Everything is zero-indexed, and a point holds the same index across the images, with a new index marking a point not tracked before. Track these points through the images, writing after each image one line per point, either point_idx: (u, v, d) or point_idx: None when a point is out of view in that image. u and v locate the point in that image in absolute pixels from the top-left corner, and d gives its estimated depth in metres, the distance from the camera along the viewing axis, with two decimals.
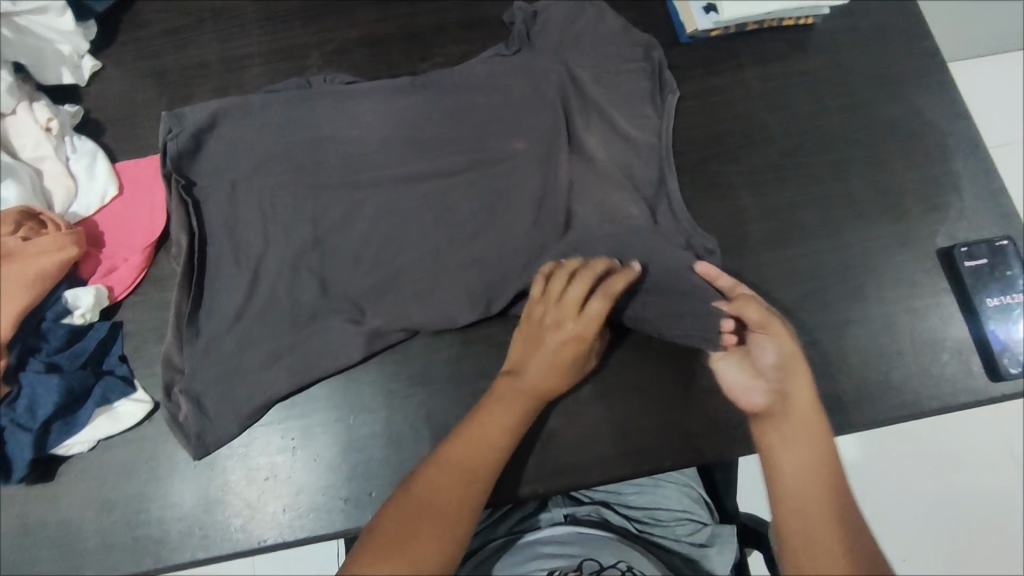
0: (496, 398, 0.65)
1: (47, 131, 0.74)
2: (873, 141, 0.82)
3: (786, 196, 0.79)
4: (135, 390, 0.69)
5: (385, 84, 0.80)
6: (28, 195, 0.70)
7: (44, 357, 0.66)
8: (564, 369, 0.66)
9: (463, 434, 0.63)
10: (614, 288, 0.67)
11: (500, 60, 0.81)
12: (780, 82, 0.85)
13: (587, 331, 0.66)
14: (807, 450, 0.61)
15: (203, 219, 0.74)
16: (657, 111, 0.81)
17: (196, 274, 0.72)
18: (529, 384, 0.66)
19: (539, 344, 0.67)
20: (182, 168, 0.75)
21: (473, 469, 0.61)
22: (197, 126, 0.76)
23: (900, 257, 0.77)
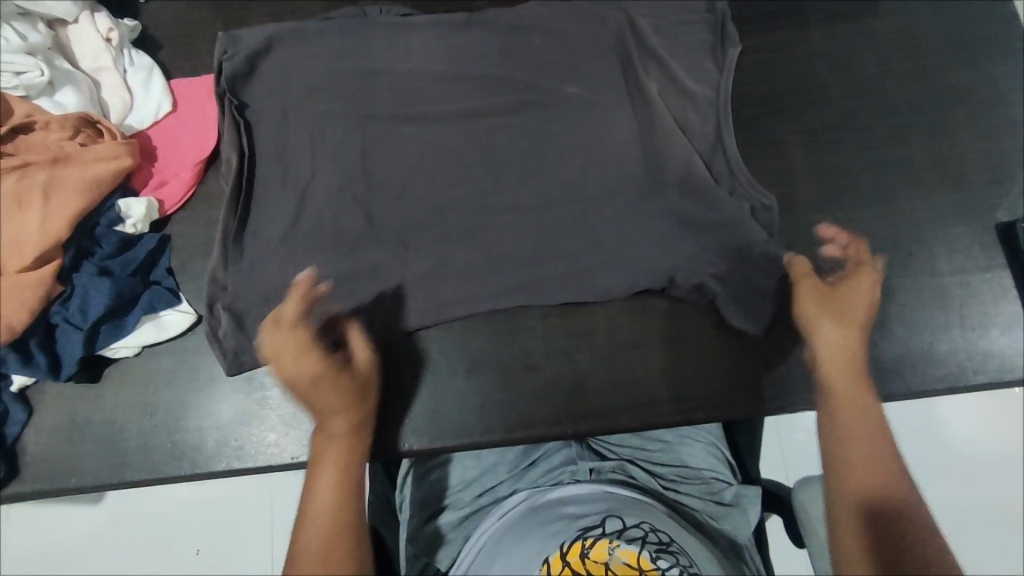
0: (316, 465, 0.57)
1: (107, 42, 0.75)
2: (939, 108, 0.79)
3: (843, 159, 0.77)
4: (180, 302, 0.70)
5: (440, 18, 0.78)
6: (86, 102, 0.72)
7: (97, 262, 0.67)
8: (344, 404, 0.59)
9: (307, 516, 0.54)
10: (287, 311, 0.60)
11: (559, 2, 0.79)
12: (846, 42, 0.81)
13: (318, 362, 0.58)
14: (861, 425, 0.58)
15: (254, 141, 0.75)
16: (716, 64, 0.79)
17: (244, 193, 0.73)
18: (334, 432, 0.59)
19: (311, 399, 0.59)
20: (236, 89, 0.75)
21: (336, 531, 0.53)
22: (253, 49, 0.76)
23: (957, 229, 0.75)
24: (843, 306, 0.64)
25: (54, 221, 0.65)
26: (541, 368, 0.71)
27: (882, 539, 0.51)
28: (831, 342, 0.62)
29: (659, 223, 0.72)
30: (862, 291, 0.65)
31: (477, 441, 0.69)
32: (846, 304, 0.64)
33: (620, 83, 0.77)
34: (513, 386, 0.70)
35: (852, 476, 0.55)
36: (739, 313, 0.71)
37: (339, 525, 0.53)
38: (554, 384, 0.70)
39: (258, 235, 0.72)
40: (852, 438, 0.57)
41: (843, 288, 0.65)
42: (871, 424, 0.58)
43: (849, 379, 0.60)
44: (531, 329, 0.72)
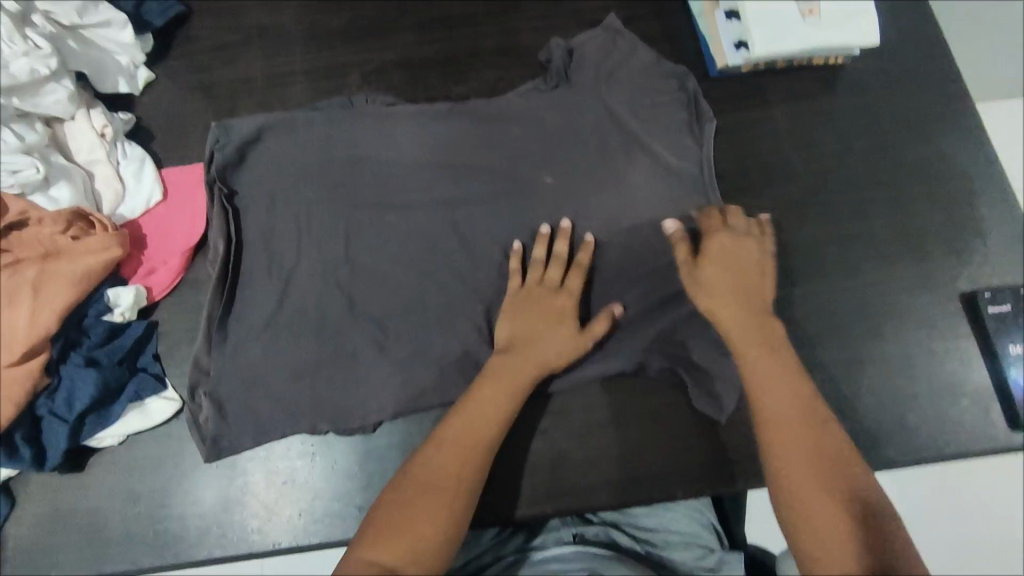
0: (485, 379, 0.67)
1: (101, 137, 0.78)
2: (897, 181, 0.82)
3: (808, 233, 0.80)
4: (166, 388, 0.72)
5: (423, 108, 0.83)
6: (80, 196, 0.75)
7: (84, 352, 0.69)
8: (540, 342, 0.69)
9: (460, 413, 0.64)
10: (585, 262, 0.74)
11: (537, 93, 0.84)
12: (809, 119, 0.85)
13: (570, 301, 0.71)
14: (794, 414, 0.62)
15: (241, 228, 0.77)
16: (691, 142, 0.82)
17: (230, 277, 0.75)
18: (519, 362, 0.68)
19: (520, 317, 0.70)
20: (225, 177, 0.78)
21: (476, 437, 0.63)
22: (243, 140, 0.79)
23: (923, 300, 0.77)
24: (734, 279, 0.68)
25: (44, 315, 0.66)
26: (522, 445, 0.72)
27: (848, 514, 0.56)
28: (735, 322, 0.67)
29: (633, 300, 0.75)
30: (726, 250, 0.70)
31: None
32: (726, 283, 0.68)
33: (594, 164, 0.80)
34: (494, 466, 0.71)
35: (816, 507, 0.57)
36: (713, 390, 0.72)
37: (477, 446, 0.62)
38: (532, 464, 0.71)
39: (243, 319, 0.74)
40: (789, 434, 0.61)
41: (717, 271, 0.69)
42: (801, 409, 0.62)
43: (769, 374, 0.64)
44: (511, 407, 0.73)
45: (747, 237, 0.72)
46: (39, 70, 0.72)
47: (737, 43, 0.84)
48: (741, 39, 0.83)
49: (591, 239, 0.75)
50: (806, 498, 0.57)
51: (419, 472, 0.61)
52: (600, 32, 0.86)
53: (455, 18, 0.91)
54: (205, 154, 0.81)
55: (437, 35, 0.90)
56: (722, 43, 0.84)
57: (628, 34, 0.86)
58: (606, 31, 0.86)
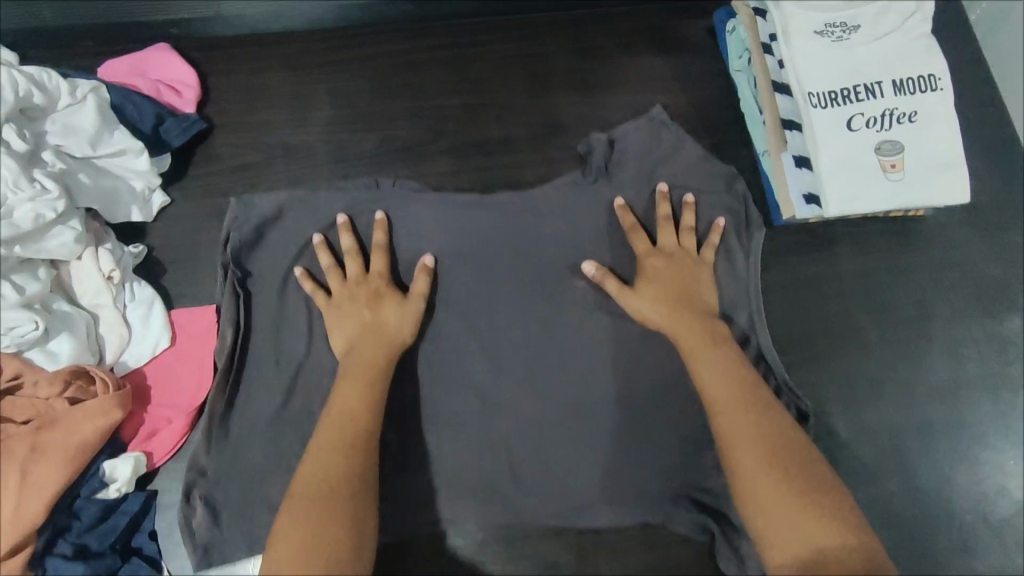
0: (339, 381, 0.62)
1: (108, 279, 0.72)
2: (985, 357, 0.73)
3: (884, 415, 0.71)
4: (161, 574, 0.65)
5: (455, 196, 0.73)
6: (81, 349, 0.68)
7: (72, 538, 0.62)
8: (371, 332, 0.64)
9: (324, 424, 0.59)
10: (377, 238, 0.69)
11: (575, 187, 0.73)
12: (884, 279, 0.76)
13: (380, 282, 0.67)
14: (740, 404, 0.58)
15: (250, 316, 0.69)
16: (739, 253, 0.73)
17: (234, 373, 0.67)
18: (365, 353, 0.63)
19: (338, 324, 0.66)
20: (240, 258, 0.70)
21: (351, 432, 0.58)
22: (262, 219, 0.70)
23: (1011, 502, 0.69)
24: (671, 288, 0.67)
25: (30, 505, 0.60)
26: None
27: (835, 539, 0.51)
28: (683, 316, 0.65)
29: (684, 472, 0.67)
30: (661, 269, 0.68)
31: None
32: (667, 289, 0.66)
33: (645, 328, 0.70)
34: None
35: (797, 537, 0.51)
36: None
37: (346, 446, 0.57)
38: None
39: None
40: (739, 427, 0.57)
41: (661, 277, 0.67)
42: (746, 396, 0.59)
43: (712, 367, 0.61)
44: None
45: (686, 253, 0.69)
46: (44, 215, 0.66)
47: (807, 195, 0.74)
48: (812, 192, 0.74)
49: (381, 215, 0.70)
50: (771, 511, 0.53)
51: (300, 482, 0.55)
52: (644, 122, 0.75)
53: (494, 142, 0.84)
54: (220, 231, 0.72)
55: (475, 161, 0.83)
56: (789, 194, 0.75)
57: (674, 128, 0.76)
58: (651, 121, 0.75)
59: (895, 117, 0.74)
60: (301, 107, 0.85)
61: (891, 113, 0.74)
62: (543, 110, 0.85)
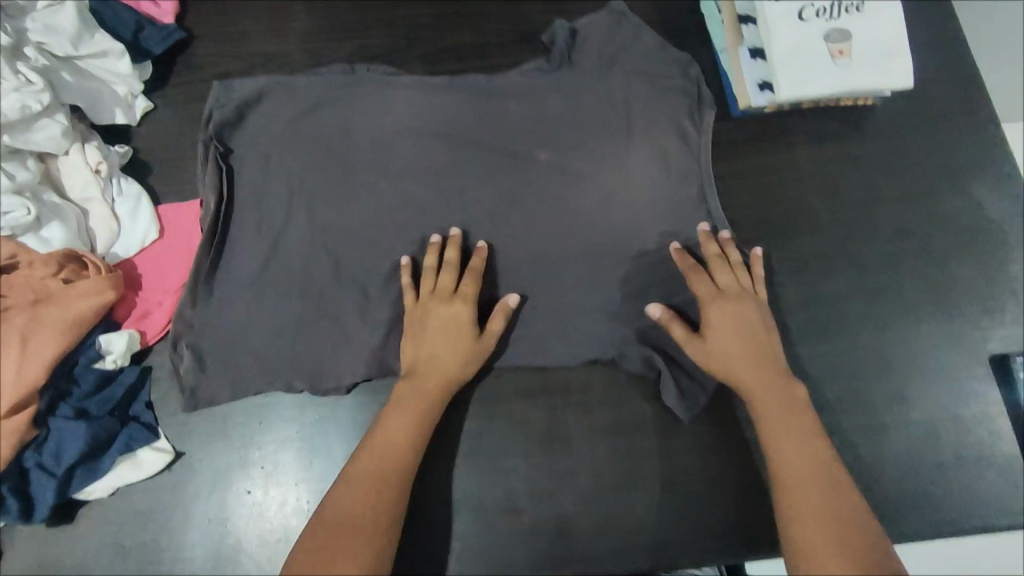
0: (397, 402, 0.65)
1: (96, 173, 0.76)
2: (930, 233, 0.77)
3: (833, 287, 0.75)
4: (157, 438, 0.70)
5: (424, 79, 0.80)
6: (72, 236, 0.72)
7: (73, 402, 0.67)
8: (451, 351, 0.67)
9: (370, 451, 0.62)
10: (475, 267, 0.72)
11: (539, 73, 0.80)
12: (837, 163, 0.80)
13: (464, 312, 0.69)
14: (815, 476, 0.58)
15: (234, 185, 0.76)
16: (689, 128, 0.79)
17: (219, 230, 0.74)
18: (420, 380, 0.66)
19: (423, 336, 0.68)
20: (222, 135, 0.77)
21: (393, 463, 0.61)
22: (243, 100, 0.77)
23: (948, 363, 0.73)
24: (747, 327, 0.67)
25: (32, 367, 0.64)
26: (523, 508, 0.69)
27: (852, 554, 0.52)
28: (741, 356, 0.66)
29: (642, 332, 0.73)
30: (727, 314, 0.68)
31: None
32: (734, 338, 0.67)
33: (608, 208, 0.76)
34: (494, 530, 0.68)
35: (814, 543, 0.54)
36: (714, 430, 0.71)
37: (386, 473, 0.60)
38: (535, 530, 0.68)
39: (241, 371, 0.72)
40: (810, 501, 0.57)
41: (722, 327, 0.67)
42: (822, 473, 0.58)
43: (793, 435, 0.61)
44: (515, 469, 0.70)
45: (743, 295, 0.69)
46: (31, 106, 0.69)
47: (761, 83, 0.78)
48: (766, 79, 0.78)
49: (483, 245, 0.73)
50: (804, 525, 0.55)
51: (332, 507, 0.57)
52: (604, 14, 0.81)
53: (466, 49, 0.87)
54: (204, 116, 0.79)
55: (449, 65, 0.87)
56: (744, 82, 0.79)
57: (632, 16, 0.82)
58: (611, 14, 0.82)
59: (844, 7, 0.77)
60: (278, 18, 0.88)
61: (840, 3, 0.77)
62: (514, 18, 0.88)
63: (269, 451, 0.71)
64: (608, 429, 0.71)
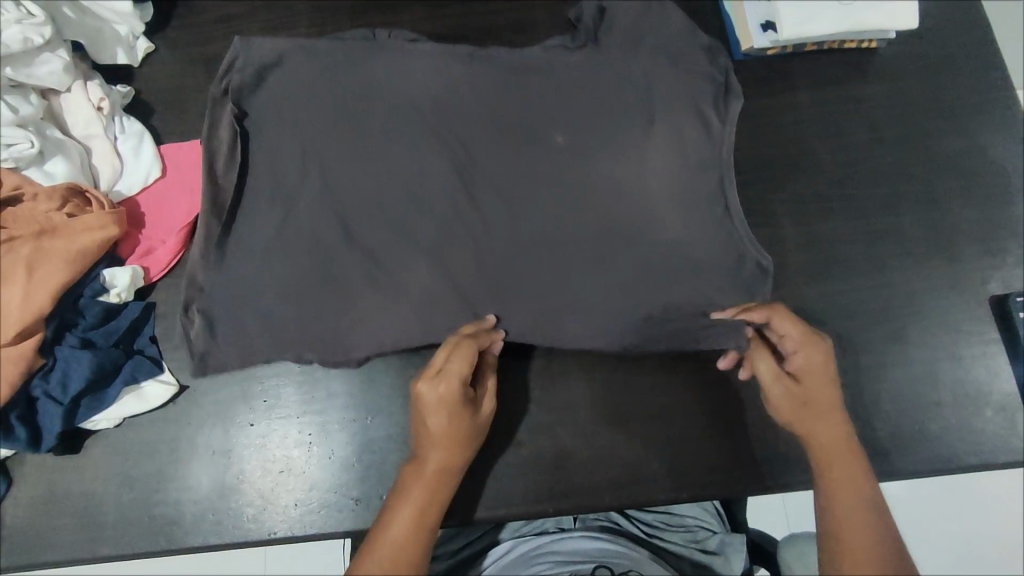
0: (401, 494, 0.61)
1: (98, 110, 0.75)
2: (929, 176, 0.77)
3: (832, 228, 0.76)
4: (162, 371, 0.70)
5: (446, 50, 0.75)
6: (76, 171, 0.72)
7: (79, 333, 0.67)
8: (445, 435, 0.62)
9: (375, 546, 0.58)
10: (471, 346, 0.64)
11: (563, 52, 0.75)
12: (838, 107, 0.80)
13: (455, 394, 0.62)
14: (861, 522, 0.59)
15: (248, 155, 0.73)
16: (712, 116, 0.74)
17: (232, 203, 0.72)
18: (421, 469, 0.62)
19: (421, 422, 0.63)
20: (240, 100, 0.73)
21: (399, 562, 0.58)
22: (264, 62, 0.73)
23: (947, 302, 0.74)
24: (795, 396, 0.64)
25: (38, 295, 0.64)
26: (523, 441, 0.70)
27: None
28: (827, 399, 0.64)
29: None
30: (813, 358, 0.64)
31: (457, 520, 0.67)
32: (816, 376, 0.64)
33: None
34: (494, 462, 0.69)
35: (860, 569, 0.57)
36: (712, 367, 0.72)
37: (396, 574, 0.57)
38: (534, 461, 0.69)
39: None
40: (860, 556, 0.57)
41: (805, 373, 0.64)
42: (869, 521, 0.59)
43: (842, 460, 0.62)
44: (515, 403, 0.71)
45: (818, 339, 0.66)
46: (32, 40, 0.69)
47: (764, 24, 0.79)
48: (769, 20, 0.78)
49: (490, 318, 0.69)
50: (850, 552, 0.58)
51: None
52: None
53: None
54: (219, 75, 0.75)
55: (449, 9, 0.86)
56: (748, 24, 0.79)
57: None
58: None
59: None
60: None
61: None
62: None
63: (271, 384, 0.72)
64: (607, 365, 0.72)
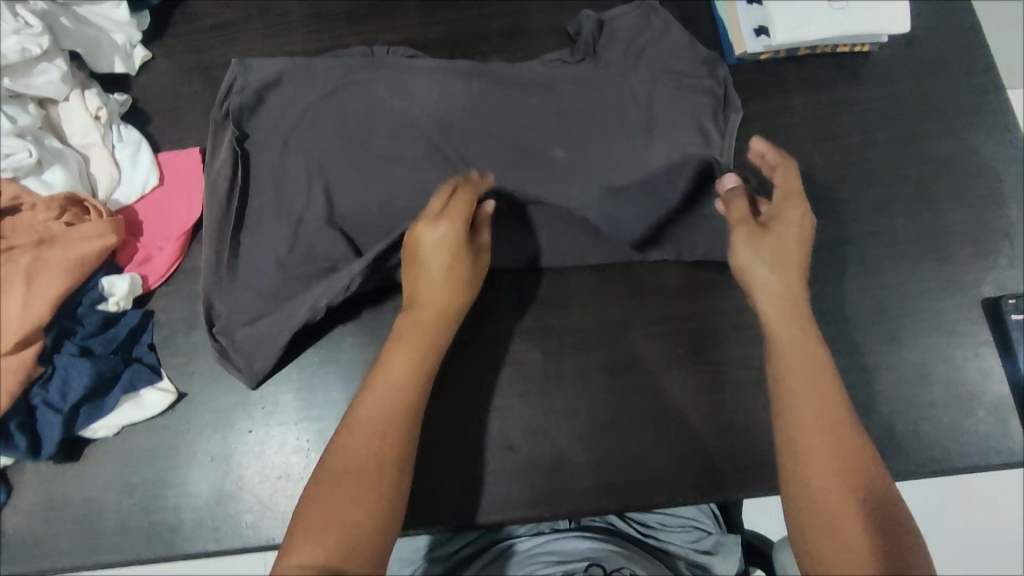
0: (393, 343, 0.64)
1: (96, 119, 0.76)
2: (923, 179, 0.78)
3: (826, 231, 0.76)
4: (161, 379, 0.71)
5: (444, 65, 0.80)
6: (74, 181, 0.72)
7: (78, 341, 0.68)
8: (444, 283, 0.66)
9: (368, 391, 0.61)
10: (467, 199, 0.67)
11: (563, 65, 0.81)
12: (832, 111, 0.80)
13: (454, 241, 0.65)
14: (845, 466, 0.55)
15: (250, 172, 0.77)
16: (712, 132, 0.78)
17: (238, 220, 0.76)
18: (421, 313, 0.65)
19: (420, 264, 0.66)
20: (241, 120, 0.78)
21: (393, 403, 0.60)
22: (262, 82, 0.78)
23: (940, 304, 0.74)
24: (766, 246, 0.65)
25: (38, 305, 0.65)
26: (520, 446, 0.70)
27: (861, 519, 0.53)
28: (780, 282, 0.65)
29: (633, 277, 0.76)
30: (788, 236, 0.66)
31: (456, 526, 0.68)
32: (787, 254, 0.65)
33: (604, 159, 0.77)
34: (492, 467, 0.69)
35: (823, 505, 0.54)
36: (708, 371, 0.73)
37: (392, 414, 0.60)
38: (532, 466, 0.69)
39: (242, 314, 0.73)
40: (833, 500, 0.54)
41: (777, 245, 0.65)
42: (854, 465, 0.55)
43: (806, 389, 0.59)
44: (512, 408, 0.71)
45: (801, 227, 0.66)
46: (30, 49, 0.69)
47: (757, 29, 0.79)
48: (762, 25, 0.79)
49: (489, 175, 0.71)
50: (812, 488, 0.55)
51: (339, 457, 0.58)
52: (633, 8, 0.82)
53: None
54: (220, 97, 0.80)
55: (445, 15, 0.86)
56: (741, 29, 0.80)
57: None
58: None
59: None
60: None
61: None
62: None
63: (270, 391, 0.72)
64: (603, 371, 0.72)
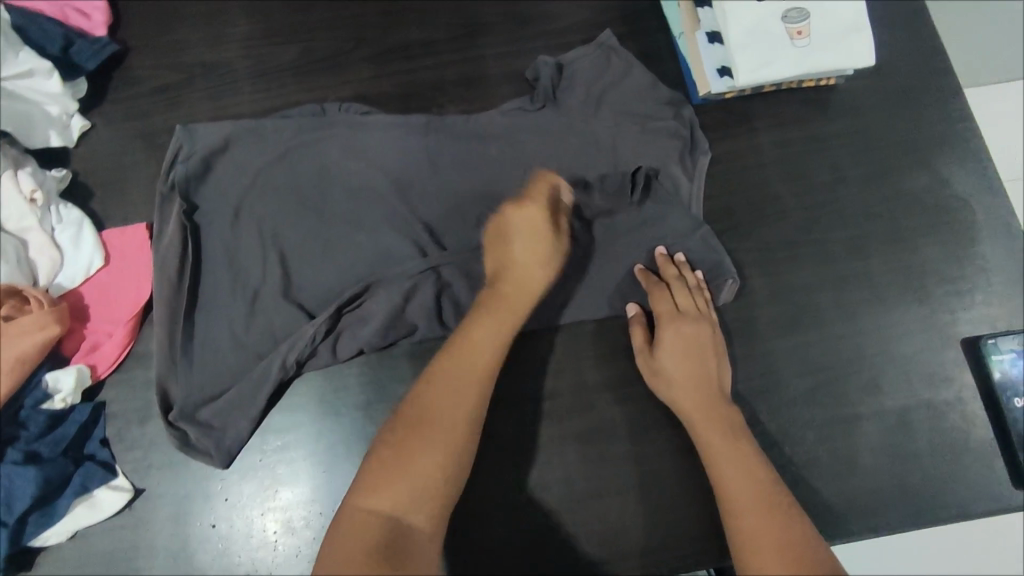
0: (481, 312, 0.64)
1: (31, 201, 0.70)
2: (896, 216, 0.76)
3: (800, 277, 0.74)
4: (115, 476, 0.68)
5: (398, 119, 0.77)
6: (11, 267, 0.66)
7: (22, 446, 0.63)
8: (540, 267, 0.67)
9: (451, 352, 0.61)
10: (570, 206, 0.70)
11: (522, 113, 0.77)
12: (800, 149, 0.79)
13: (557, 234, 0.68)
14: (782, 528, 0.56)
15: (200, 247, 0.73)
16: (680, 176, 0.76)
17: (190, 300, 0.72)
18: (510, 291, 0.66)
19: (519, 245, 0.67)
20: (188, 190, 0.73)
21: (476, 365, 0.60)
22: (208, 150, 0.74)
23: (919, 346, 0.73)
24: (672, 368, 0.67)
25: None
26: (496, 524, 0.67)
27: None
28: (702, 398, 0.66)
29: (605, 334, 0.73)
30: (682, 338, 0.68)
31: None
32: (690, 365, 0.67)
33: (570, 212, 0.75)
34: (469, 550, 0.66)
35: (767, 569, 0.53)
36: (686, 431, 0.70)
37: (479, 378, 0.60)
38: (509, 546, 0.66)
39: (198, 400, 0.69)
40: (774, 565, 0.53)
41: (680, 362, 0.67)
42: (791, 527, 0.56)
43: (730, 453, 0.62)
44: (487, 484, 0.68)
45: (699, 319, 0.69)
46: None
47: (721, 69, 0.77)
48: (726, 66, 0.77)
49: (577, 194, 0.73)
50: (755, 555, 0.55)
51: (421, 409, 0.57)
52: (592, 49, 0.79)
53: (414, 47, 0.84)
54: (166, 163, 0.75)
55: (397, 66, 0.83)
56: (704, 70, 0.77)
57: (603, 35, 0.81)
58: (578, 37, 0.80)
59: None
60: (216, 24, 0.84)
61: None
62: (464, 12, 0.85)
63: (231, 481, 0.69)
64: (579, 437, 0.70)
